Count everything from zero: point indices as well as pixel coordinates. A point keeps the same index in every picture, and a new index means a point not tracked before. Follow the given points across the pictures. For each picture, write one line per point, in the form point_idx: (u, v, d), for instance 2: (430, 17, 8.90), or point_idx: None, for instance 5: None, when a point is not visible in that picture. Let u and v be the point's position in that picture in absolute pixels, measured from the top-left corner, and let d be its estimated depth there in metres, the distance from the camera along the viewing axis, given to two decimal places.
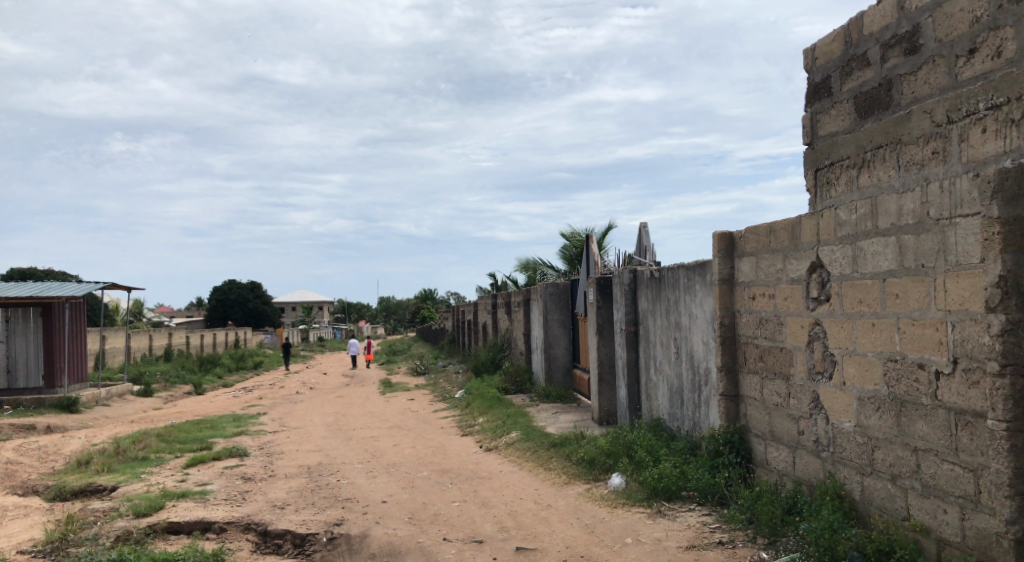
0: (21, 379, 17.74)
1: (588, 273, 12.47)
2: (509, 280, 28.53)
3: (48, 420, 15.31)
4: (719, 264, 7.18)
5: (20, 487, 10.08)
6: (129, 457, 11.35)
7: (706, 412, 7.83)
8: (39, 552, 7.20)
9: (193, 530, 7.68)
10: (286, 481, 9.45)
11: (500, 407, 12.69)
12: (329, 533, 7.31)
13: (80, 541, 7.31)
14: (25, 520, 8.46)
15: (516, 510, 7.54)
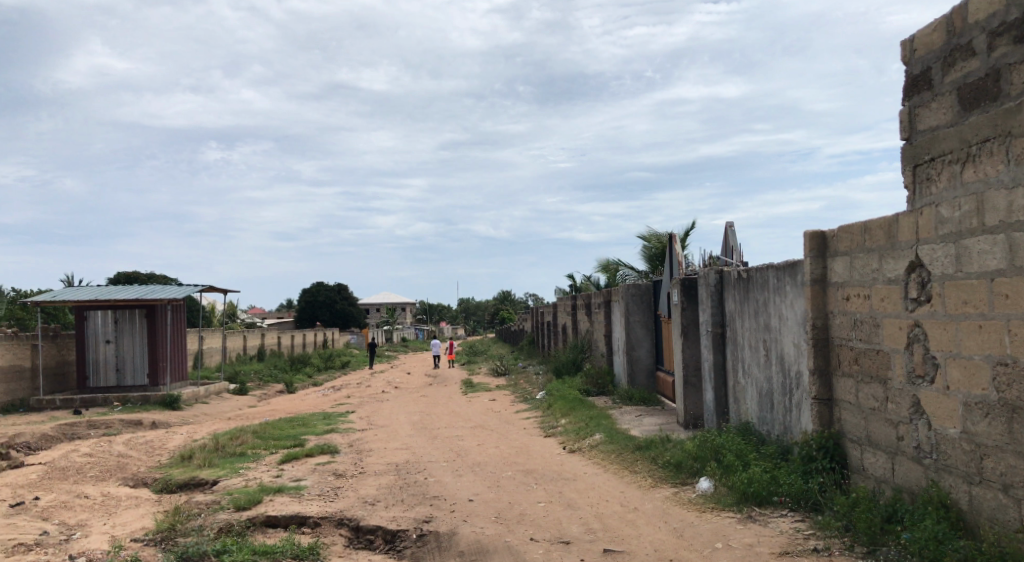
0: (129, 377, 18.82)
1: (672, 274, 12.30)
2: (589, 280, 28.41)
3: (153, 416, 16.17)
4: (811, 264, 6.98)
5: (131, 479, 10.70)
6: (228, 452, 11.89)
7: (798, 416, 7.63)
8: (151, 540, 7.64)
9: (289, 524, 7.96)
10: (376, 478, 9.70)
11: (583, 409, 12.67)
12: (419, 529, 7.48)
13: (187, 531, 7.71)
14: (136, 510, 8.97)
15: (602, 512, 7.53)
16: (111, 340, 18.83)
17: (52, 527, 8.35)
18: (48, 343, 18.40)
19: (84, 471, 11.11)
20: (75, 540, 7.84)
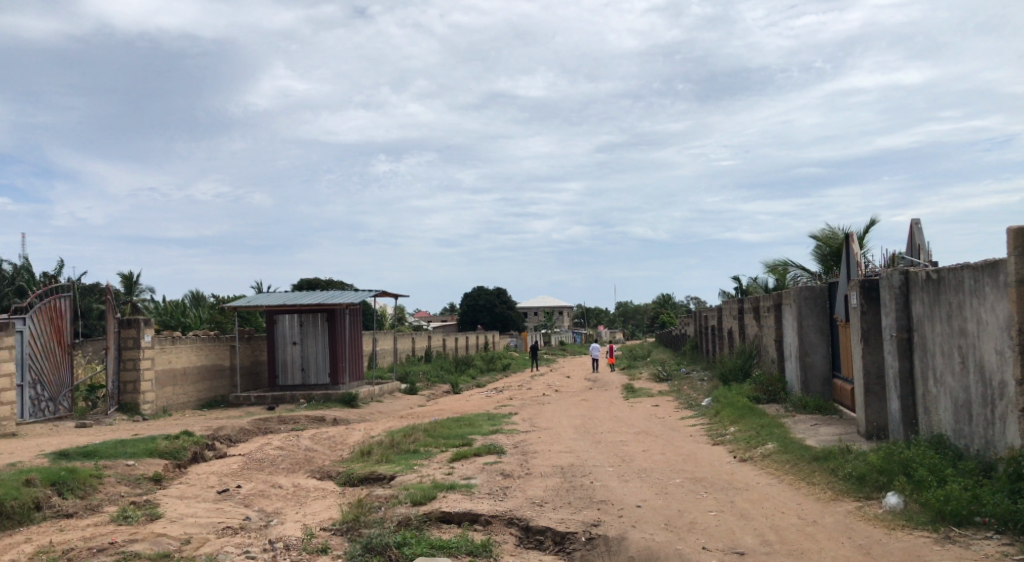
0: (312, 376, 20.26)
1: (849, 275, 11.61)
2: (756, 283, 27.24)
3: (334, 413, 17.32)
4: (1015, 263, 6.36)
5: (317, 471, 11.52)
6: (403, 449, 12.51)
7: (1002, 430, 6.96)
8: (338, 530, 8.20)
9: (463, 521, 8.24)
10: (543, 480, 9.86)
11: (753, 417, 12.20)
12: (588, 533, 7.51)
13: (369, 523, 8.18)
14: (324, 501, 9.65)
15: (779, 524, 7.23)
16: (296, 341, 20.36)
17: (253, 513, 9.16)
18: (243, 345, 20.19)
19: (277, 463, 12.09)
20: (273, 527, 8.54)
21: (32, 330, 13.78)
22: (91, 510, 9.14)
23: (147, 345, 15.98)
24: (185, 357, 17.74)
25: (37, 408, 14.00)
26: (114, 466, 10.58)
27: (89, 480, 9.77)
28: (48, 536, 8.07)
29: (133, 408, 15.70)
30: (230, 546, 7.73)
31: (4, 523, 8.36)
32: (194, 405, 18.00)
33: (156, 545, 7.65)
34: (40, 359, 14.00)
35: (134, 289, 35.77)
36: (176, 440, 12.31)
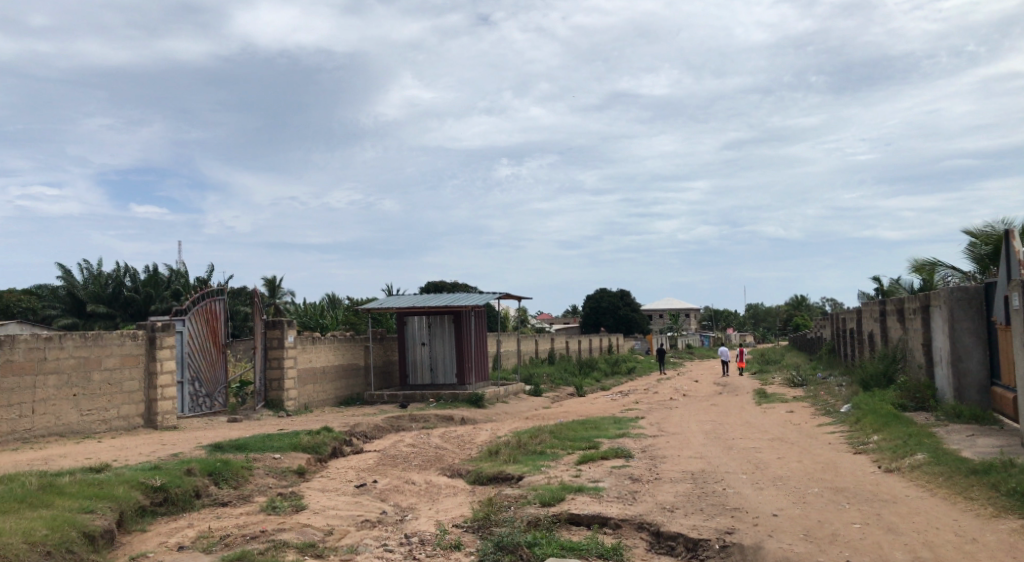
0: (441, 376, 20.79)
1: (1010, 274, 10.71)
2: (901, 283, 25.61)
3: (462, 413, 17.69)
4: None
5: (448, 469, 11.81)
6: (530, 450, 12.61)
7: None
8: (470, 527, 8.38)
9: (592, 523, 8.21)
10: (673, 485, 9.67)
11: (900, 425, 11.48)
12: (722, 540, 7.32)
13: (501, 522, 8.31)
14: (455, 498, 9.88)
15: (932, 539, 6.77)
16: (426, 342, 20.95)
17: (389, 508, 9.50)
18: (376, 345, 21.01)
19: (410, 460, 12.48)
20: (408, 521, 8.83)
21: (190, 331, 14.87)
22: (243, 499, 9.78)
23: (290, 345, 16.92)
24: (324, 357, 18.65)
25: (194, 403, 15.11)
26: (262, 459, 11.26)
27: (241, 471, 10.45)
28: (207, 522, 8.70)
29: (277, 404, 16.66)
30: (369, 539, 8.05)
31: (169, 509, 9.07)
32: (332, 402, 18.89)
33: (302, 535, 8.08)
34: (197, 357, 15.09)
35: (275, 292, 37.91)
36: (317, 435, 12.95)
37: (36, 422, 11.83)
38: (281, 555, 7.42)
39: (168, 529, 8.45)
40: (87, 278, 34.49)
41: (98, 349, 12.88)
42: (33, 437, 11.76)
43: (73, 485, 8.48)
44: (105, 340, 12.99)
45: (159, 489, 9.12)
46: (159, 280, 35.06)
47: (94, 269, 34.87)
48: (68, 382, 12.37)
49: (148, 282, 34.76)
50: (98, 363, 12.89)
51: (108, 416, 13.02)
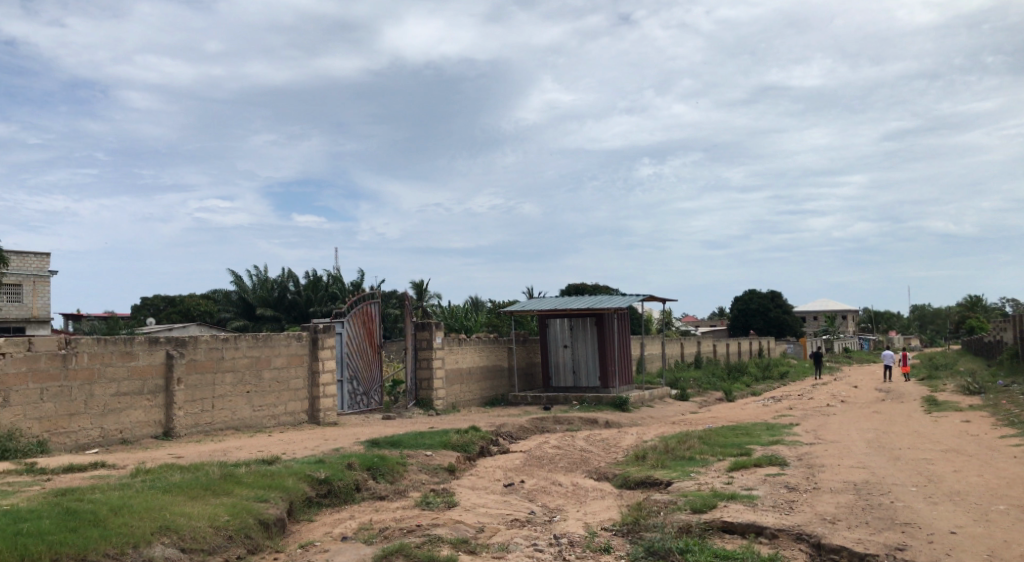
0: (584, 379, 20.77)
1: None
2: None
3: (607, 416, 17.60)
4: None
5: (595, 472, 11.78)
6: (678, 455, 12.36)
7: None
8: (618, 530, 8.32)
9: (747, 532, 7.92)
10: (833, 495, 9.17)
11: None
12: (891, 557, 6.85)
13: (650, 526, 8.19)
14: (603, 501, 9.84)
15: None
16: (568, 345, 21.02)
17: (537, 508, 9.61)
18: (519, 347, 21.34)
19: (556, 461, 12.56)
20: (557, 522, 8.89)
21: (347, 332, 15.69)
22: (399, 494, 10.23)
23: (438, 346, 17.49)
24: (471, 358, 19.15)
25: (352, 401, 15.93)
26: (416, 455, 11.70)
27: (397, 467, 10.91)
28: (367, 514, 9.15)
29: (427, 403, 17.25)
30: (519, 538, 8.18)
31: (333, 500, 9.62)
32: (478, 402, 19.37)
33: (455, 531, 8.32)
34: (354, 358, 15.92)
35: (423, 295, 39.34)
36: (466, 434, 13.31)
37: (215, 416, 12.90)
38: (436, 550, 7.68)
39: (332, 520, 8.97)
40: (257, 283, 37.31)
41: (268, 349, 13.87)
42: (213, 430, 12.82)
43: (248, 475, 9.17)
44: (274, 340, 13.97)
45: (324, 481, 9.69)
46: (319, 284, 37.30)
47: (261, 276, 37.58)
48: (243, 379, 13.40)
49: (309, 287, 37.01)
50: (268, 362, 13.86)
51: (277, 411, 13.99)
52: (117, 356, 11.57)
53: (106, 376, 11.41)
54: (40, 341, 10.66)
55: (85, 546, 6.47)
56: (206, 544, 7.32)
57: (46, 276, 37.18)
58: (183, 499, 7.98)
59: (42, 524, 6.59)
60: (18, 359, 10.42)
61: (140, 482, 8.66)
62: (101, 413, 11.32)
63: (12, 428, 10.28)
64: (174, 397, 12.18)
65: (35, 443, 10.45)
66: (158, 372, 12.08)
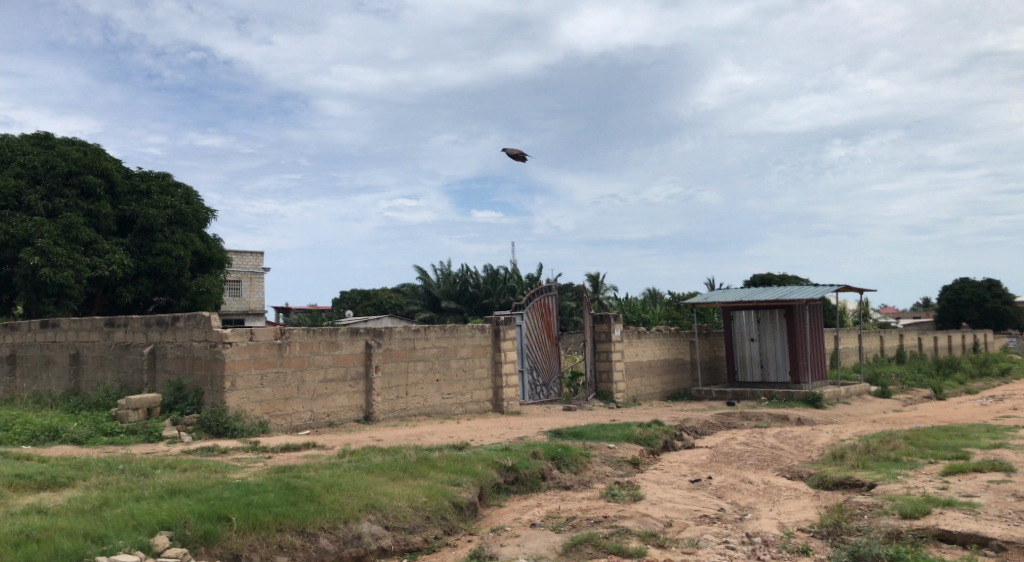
0: (772, 374, 19.84)
1: None
2: None
3: (799, 413, 16.70)
4: None
5: (788, 471, 11.23)
6: (882, 456, 11.49)
7: None
8: (818, 533, 7.89)
9: (968, 543, 7.22)
10: None
11: None
12: None
13: (855, 530, 7.70)
14: (799, 501, 9.36)
15: None
16: (755, 338, 20.16)
17: (727, 505, 9.31)
18: (702, 340, 20.79)
19: (744, 458, 12.11)
20: (749, 521, 8.58)
21: (527, 324, 16.01)
22: (584, 485, 10.32)
23: (618, 338, 17.41)
24: (651, 351, 18.92)
25: (533, 391, 16.28)
26: (599, 447, 11.74)
27: (580, 458, 11.00)
28: (554, 503, 9.31)
29: (608, 396, 17.25)
30: (709, 534, 7.98)
31: (520, 488, 9.87)
32: (659, 396, 19.11)
33: (643, 524, 8.27)
34: (534, 349, 16.24)
35: (600, 287, 39.34)
36: (649, 428, 13.16)
37: (409, 403, 13.65)
38: (625, 542, 7.66)
39: (521, 507, 9.21)
40: (440, 278, 39.08)
41: (455, 340, 14.46)
42: (407, 415, 13.59)
43: (442, 460, 9.62)
44: (460, 332, 14.54)
45: (511, 468, 9.96)
46: (497, 277, 38.35)
47: (444, 270, 39.24)
48: (433, 368, 14.07)
49: (489, 280, 38.13)
50: (455, 352, 14.46)
51: (464, 399, 14.58)
52: (323, 345, 12.55)
53: (315, 364, 12.42)
54: (260, 331, 11.78)
55: (304, 519, 7.10)
56: (407, 523, 7.79)
57: (260, 272, 41.03)
58: (386, 480, 8.53)
59: (268, 497, 7.29)
60: (242, 347, 11.57)
61: (347, 463, 9.36)
62: (311, 398, 12.35)
63: (238, 409, 11.45)
64: (373, 384, 13.04)
65: (258, 423, 11.59)
66: (358, 360, 12.98)
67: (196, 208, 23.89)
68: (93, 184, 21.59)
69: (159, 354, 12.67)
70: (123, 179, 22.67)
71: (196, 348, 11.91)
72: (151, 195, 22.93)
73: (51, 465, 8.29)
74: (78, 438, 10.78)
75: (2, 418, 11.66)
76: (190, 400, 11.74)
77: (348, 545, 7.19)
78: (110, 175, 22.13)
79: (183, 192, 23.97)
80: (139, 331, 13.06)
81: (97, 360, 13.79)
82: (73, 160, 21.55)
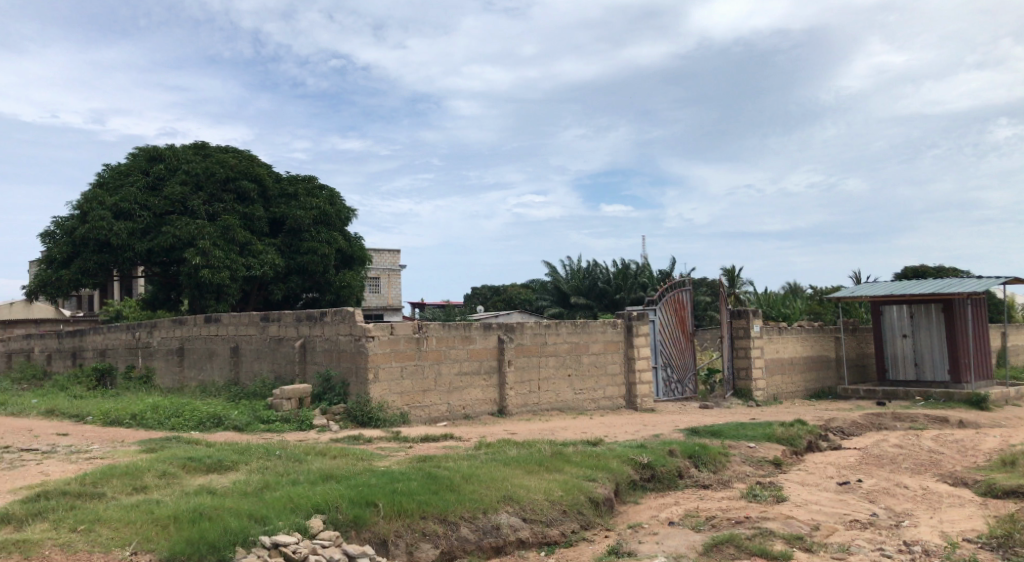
0: (929, 372, 18.52)
1: None
2: None
3: (960, 415, 15.48)
4: None
5: (949, 476, 10.45)
6: None
7: None
8: (986, 544, 7.31)
9: None
10: None
11: None
12: None
13: None
14: (963, 509, 8.70)
15: None
16: (908, 334, 18.90)
17: (880, 511, 8.78)
18: (849, 336, 19.74)
19: (899, 462, 11.38)
20: (905, 527, 8.06)
21: (661, 320, 15.75)
22: (724, 484, 10.04)
23: (756, 335, 16.81)
24: (793, 347, 18.13)
25: (667, 388, 16.00)
26: (738, 446, 11.38)
27: (719, 457, 10.71)
28: (693, 502, 9.12)
29: (746, 394, 16.68)
30: (862, 540, 7.57)
31: (656, 485, 9.73)
32: (802, 395, 18.30)
33: (788, 526, 7.94)
34: (668, 345, 15.94)
35: (737, 281, 38.12)
36: (792, 428, 12.61)
37: (542, 398, 13.76)
38: (769, 544, 7.40)
39: (658, 504, 9.08)
40: (570, 273, 39.17)
41: (586, 335, 14.43)
42: (541, 410, 13.70)
43: (577, 455, 9.63)
44: (591, 328, 14.51)
45: (647, 466, 9.83)
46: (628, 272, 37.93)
47: (573, 265, 39.28)
48: (565, 363, 14.11)
49: (619, 275, 37.79)
50: (586, 347, 14.44)
51: (597, 395, 14.54)
52: (458, 340, 12.86)
53: (451, 357, 12.75)
54: (399, 326, 12.22)
55: (446, 508, 7.31)
56: (544, 516, 7.86)
57: (397, 269, 42.65)
58: (523, 473, 8.64)
59: (412, 485, 7.57)
60: (383, 340, 12.06)
61: (484, 454, 9.55)
62: (448, 391, 12.69)
63: (381, 400, 11.95)
64: (506, 378, 13.24)
65: (399, 414, 12.04)
66: (492, 354, 13.22)
67: (339, 209, 25.12)
68: (247, 189, 23.19)
69: (309, 347, 13.42)
70: (274, 183, 24.16)
71: (342, 342, 12.52)
72: (299, 198, 24.33)
73: (217, 449, 8.97)
74: (239, 425, 11.61)
75: (174, 406, 12.72)
76: (337, 391, 12.37)
77: (488, 536, 7.35)
78: (262, 180, 23.65)
79: (327, 194, 25.25)
80: (291, 325, 13.88)
81: (254, 352, 14.79)
82: (230, 167, 23.18)
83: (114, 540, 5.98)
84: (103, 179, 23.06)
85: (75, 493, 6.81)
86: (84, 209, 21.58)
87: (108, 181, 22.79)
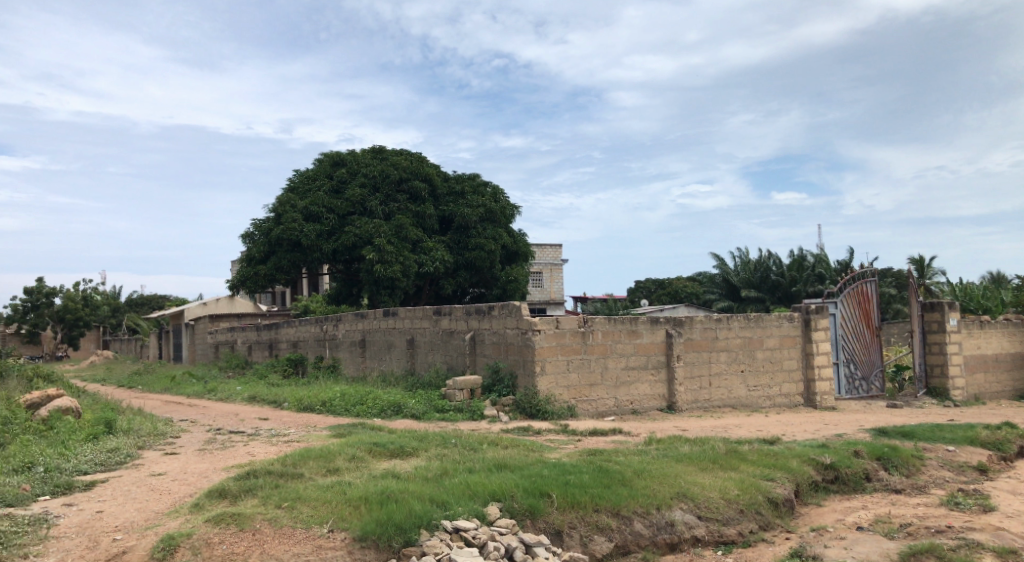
0: None
1: None
2: None
3: None
4: None
5: None
6: None
7: None
8: None
9: None
10: None
11: None
12: None
13: None
14: None
15: None
16: None
17: None
18: None
19: None
20: None
21: (842, 313, 14.82)
22: (919, 490, 9.28)
23: (953, 329, 15.39)
24: (997, 343, 16.44)
25: (851, 386, 15.01)
26: (934, 450, 10.47)
27: (912, 460, 9.90)
28: (884, 507, 8.50)
29: (942, 393, 15.32)
30: None
31: (842, 488, 9.16)
32: (1008, 396, 16.55)
33: (998, 539, 7.20)
34: (852, 340, 14.95)
35: (928, 271, 35.08)
36: (999, 431, 11.42)
37: (713, 394, 13.35)
38: (977, 557, 6.76)
39: (844, 508, 8.54)
40: (740, 265, 37.79)
41: (760, 330, 13.84)
42: (712, 406, 13.30)
43: (753, 453, 9.25)
44: (765, 322, 13.90)
45: (831, 467, 9.27)
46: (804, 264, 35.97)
47: (743, 257, 37.88)
48: (737, 358, 13.61)
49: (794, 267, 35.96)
50: (761, 342, 13.85)
51: (772, 392, 13.93)
52: (625, 334, 12.75)
53: (617, 352, 12.67)
54: (565, 320, 12.30)
55: (618, 502, 7.26)
56: (720, 515, 7.61)
57: (560, 264, 43.10)
58: (696, 470, 8.43)
59: (584, 478, 7.59)
60: (549, 334, 12.19)
61: (655, 450, 9.41)
62: (615, 385, 12.63)
63: (548, 392, 12.10)
64: (674, 373, 12.97)
65: (567, 407, 12.14)
66: (659, 349, 13.00)
67: (503, 205, 25.69)
68: (419, 188, 24.24)
69: (479, 340, 13.82)
70: (442, 183, 25.10)
71: (510, 335, 12.78)
72: (466, 195, 25.12)
73: (398, 436, 9.46)
74: (417, 414, 12.19)
75: (359, 394, 13.55)
76: (506, 383, 12.65)
77: (662, 532, 7.24)
78: (432, 180, 24.65)
79: (491, 191, 25.91)
80: (462, 318, 14.35)
81: (428, 344, 15.44)
82: (403, 168, 24.37)
83: (314, 517, 6.46)
84: (293, 184, 24.92)
85: (278, 473, 7.42)
86: (278, 211, 23.42)
87: (298, 185, 24.60)
